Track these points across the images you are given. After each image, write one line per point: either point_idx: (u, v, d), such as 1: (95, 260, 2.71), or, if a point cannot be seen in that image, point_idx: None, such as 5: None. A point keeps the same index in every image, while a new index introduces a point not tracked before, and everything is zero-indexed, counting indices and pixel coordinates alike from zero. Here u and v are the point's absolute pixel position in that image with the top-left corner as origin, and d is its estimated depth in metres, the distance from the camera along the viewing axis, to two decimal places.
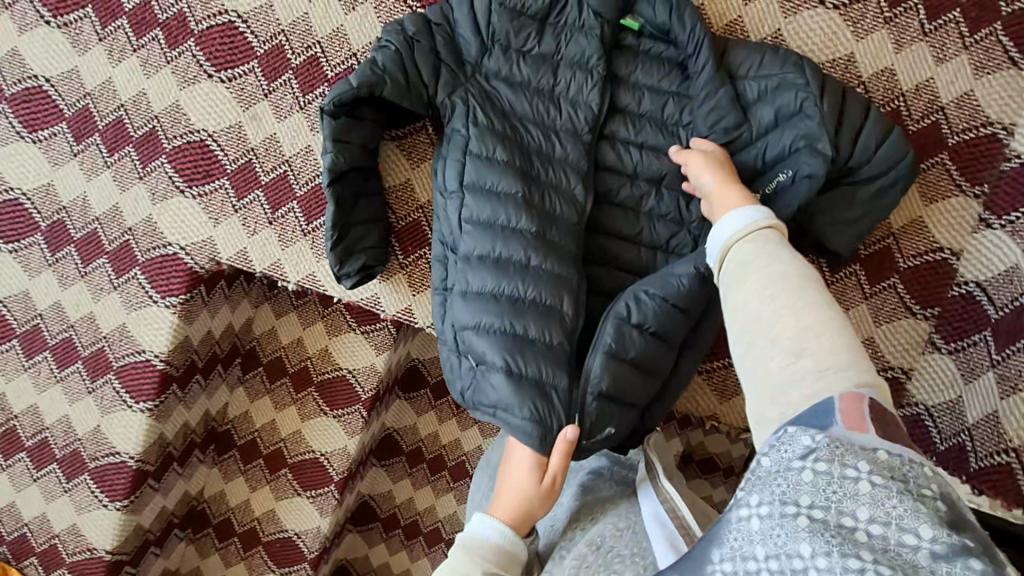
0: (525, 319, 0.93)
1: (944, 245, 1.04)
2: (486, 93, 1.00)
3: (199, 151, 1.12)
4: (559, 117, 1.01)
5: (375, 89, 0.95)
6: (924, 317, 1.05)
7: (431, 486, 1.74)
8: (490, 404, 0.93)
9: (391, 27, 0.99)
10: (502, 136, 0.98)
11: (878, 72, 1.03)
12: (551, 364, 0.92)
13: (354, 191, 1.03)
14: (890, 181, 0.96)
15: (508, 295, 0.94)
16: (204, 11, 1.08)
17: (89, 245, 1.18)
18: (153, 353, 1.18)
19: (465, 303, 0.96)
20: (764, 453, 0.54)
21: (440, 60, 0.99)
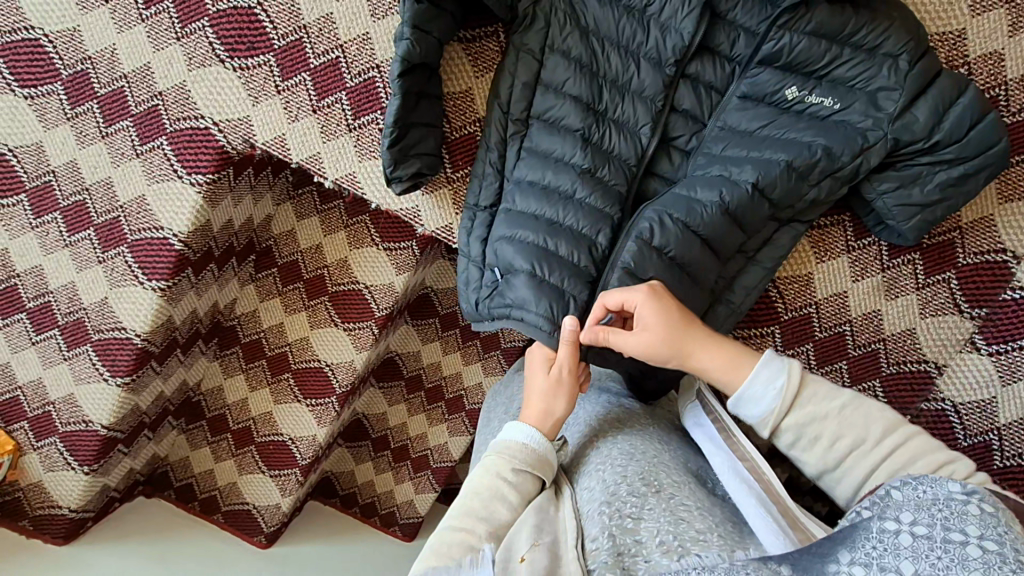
0: (559, 237, 0.93)
1: (1009, 248, 1.00)
2: (572, 5, 0.93)
3: (245, 18, 1.02)
4: (645, 45, 0.93)
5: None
6: (970, 317, 1.02)
7: (425, 413, 1.74)
8: (505, 304, 0.94)
9: None
10: (579, 60, 0.94)
11: (985, 54, 0.97)
12: (574, 283, 0.92)
13: (418, 91, 0.93)
14: (977, 166, 0.87)
15: (548, 217, 0.94)
16: None
17: (113, 103, 1.09)
18: (172, 232, 1.11)
19: (505, 218, 0.96)
20: (898, 486, 0.55)
21: None
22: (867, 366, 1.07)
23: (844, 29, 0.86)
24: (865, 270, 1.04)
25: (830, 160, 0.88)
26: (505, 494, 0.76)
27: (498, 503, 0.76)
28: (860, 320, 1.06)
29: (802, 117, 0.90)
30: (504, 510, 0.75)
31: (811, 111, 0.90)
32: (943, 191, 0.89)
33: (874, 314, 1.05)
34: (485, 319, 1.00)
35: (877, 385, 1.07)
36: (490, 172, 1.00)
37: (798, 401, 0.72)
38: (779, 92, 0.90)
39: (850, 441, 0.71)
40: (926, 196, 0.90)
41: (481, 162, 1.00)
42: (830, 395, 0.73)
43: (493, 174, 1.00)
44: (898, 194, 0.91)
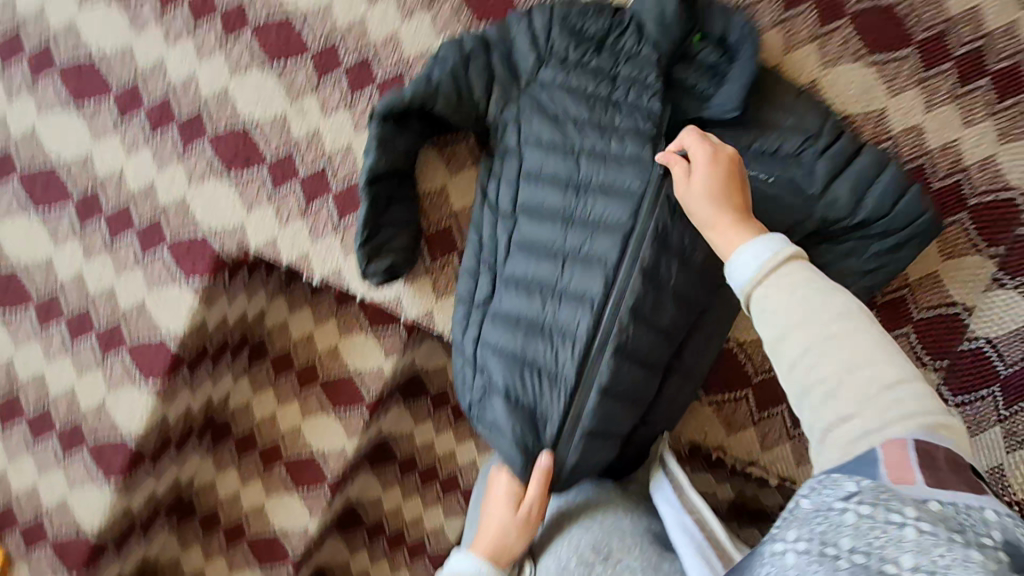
0: (536, 342, 0.95)
1: (958, 301, 1.07)
2: (543, 106, 1.00)
3: (241, 139, 1.14)
4: (614, 133, 0.96)
5: (428, 100, 0.99)
6: (933, 368, 1.08)
7: (419, 495, 1.72)
8: (489, 422, 0.98)
9: (449, 41, 1.01)
10: (551, 144, 0.99)
11: (908, 128, 1.07)
12: (551, 392, 0.94)
13: (388, 195, 1.05)
14: (907, 236, 0.95)
15: (528, 320, 0.96)
16: (264, 5, 1.12)
17: (119, 219, 1.18)
18: (169, 334, 1.18)
19: (490, 322, 1.00)
20: (804, 493, 0.57)
21: (494, 75, 1.01)
22: None
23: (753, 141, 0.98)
24: None
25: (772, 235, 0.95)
26: None
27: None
28: None
29: None
30: None
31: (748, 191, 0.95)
32: (880, 258, 0.97)
33: None
34: (478, 419, 1.01)
35: None
36: (482, 267, 1.04)
37: (773, 278, 0.68)
38: None
39: (827, 327, 0.65)
40: (865, 263, 0.98)
41: (474, 261, 1.06)
42: (814, 281, 0.67)
43: (483, 268, 1.04)
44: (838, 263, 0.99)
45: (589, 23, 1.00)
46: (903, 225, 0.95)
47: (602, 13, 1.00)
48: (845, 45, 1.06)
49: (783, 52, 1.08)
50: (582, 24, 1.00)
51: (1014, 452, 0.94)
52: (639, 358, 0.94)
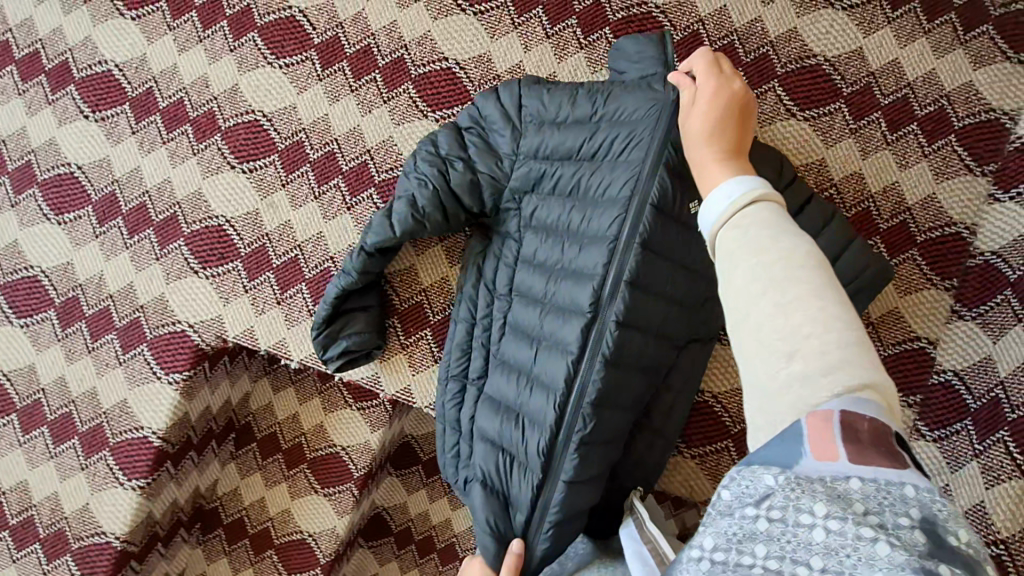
0: (508, 428, 1.00)
1: (922, 334, 1.09)
2: (522, 190, 1.03)
3: (216, 235, 1.19)
4: (586, 211, 0.96)
5: (415, 233, 1.04)
6: (908, 403, 1.07)
7: (418, 567, 1.66)
8: (468, 505, 1.04)
9: (431, 141, 1.06)
10: (546, 231, 1.01)
11: (847, 176, 1.12)
12: (523, 478, 0.98)
13: (347, 287, 1.10)
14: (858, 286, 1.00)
15: (510, 407, 1.01)
16: (232, 111, 1.20)
17: (99, 320, 1.21)
18: (151, 430, 1.19)
19: (483, 406, 1.05)
20: (725, 484, 0.50)
21: (479, 167, 1.04)
22: None
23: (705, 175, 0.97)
24: None
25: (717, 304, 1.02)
26: None
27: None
28: None
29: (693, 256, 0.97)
30: None
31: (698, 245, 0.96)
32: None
33: None
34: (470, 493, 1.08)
35: None
36: (476, 346, 1.08)
37: (740, 218, 0.56)
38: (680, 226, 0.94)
39: (791, 274, 0.51)
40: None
41: (465, 339, 1.10)
42: (784, 222, 0.54)
43: (479, 349, 1.08)
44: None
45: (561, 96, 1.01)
46: (849, 273, 1.01)
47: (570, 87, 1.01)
48: (778, 104, 1.13)
49: None
50: (552, 98, 1.01)
51: (998, 488, 0.96)
52: (604, 439, 0.97)
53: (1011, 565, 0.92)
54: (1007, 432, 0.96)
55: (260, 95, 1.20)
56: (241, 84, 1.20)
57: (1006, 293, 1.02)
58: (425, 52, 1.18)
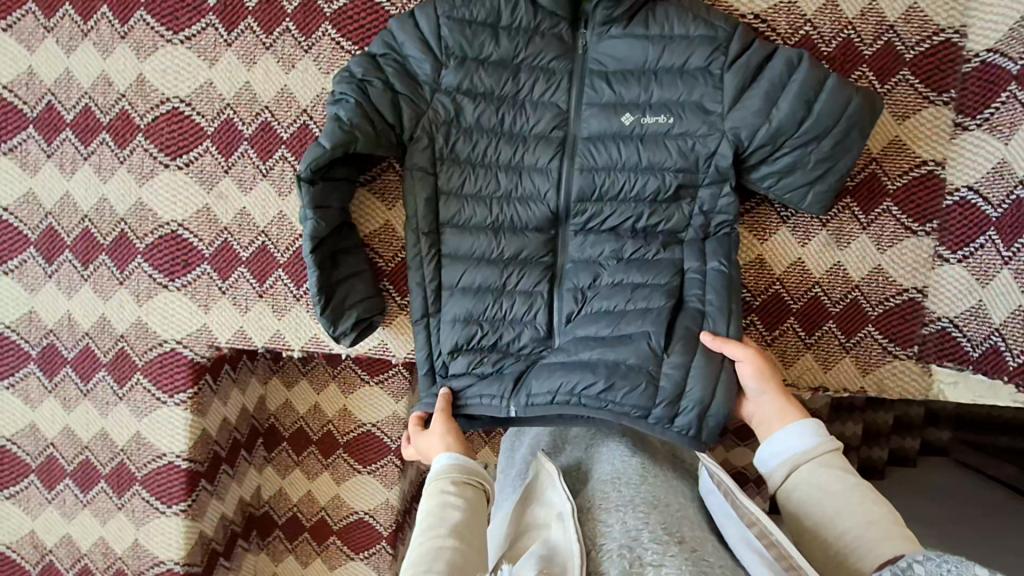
0: (501, 329, 1.02)
1: (928, 158, 1.03)
2: (452, 113, 1.00)
3: (174, 243, 1.10)
4: (529, 124, 1.01)
5: (349, 146, 0.96)
6: (926, 233, 1.03)
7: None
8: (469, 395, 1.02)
9: (341, 77, 0.99)
10: (468, 160, 1.01)
11: (821, 6, 1.02)
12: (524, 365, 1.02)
13: (335, 247, 1.04)
14: (843, 130, 0.94)
15: (489, 317, 1.03)
16: (146, 105, 1.08)
17: (84, 361, 1.15)
18: (175, 454, 1.16)
19: (451, 330, 1.03)
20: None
21: (397, 93, 0.99)
22: (853, 317, 1.05)
23: (647, 60, 0.99)
24: (808, 233, 1.05)
25: (689, 175, 0.99)
26: (453, 500, 0.79)
27: (451, 512, 0.77)
28: (826, 276, 1.05)
29: (646, 138, 0.99)
30: (456, 513, 0.77)
31: (651, 129, 0.99)
32: (822, 164, 0.96)
33: (835, 267, 1.05)
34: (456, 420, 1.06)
35: (871, 330, 1.05)
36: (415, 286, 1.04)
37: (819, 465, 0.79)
38: (618, 123, 0.99)
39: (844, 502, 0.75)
40: (809, 174, 0.96)
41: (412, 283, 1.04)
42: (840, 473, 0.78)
43: (429, 285, 1.03)
44: (783, 180, 0.98)
45: (477, 12, 0.99)
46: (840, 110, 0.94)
47: None
48: None
49: None
50: (470, 12, 0.99)
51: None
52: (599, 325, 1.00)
53: None
54: None
55: (170, 79, 1.08)
56: (146, 73, 1.08)
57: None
58: None
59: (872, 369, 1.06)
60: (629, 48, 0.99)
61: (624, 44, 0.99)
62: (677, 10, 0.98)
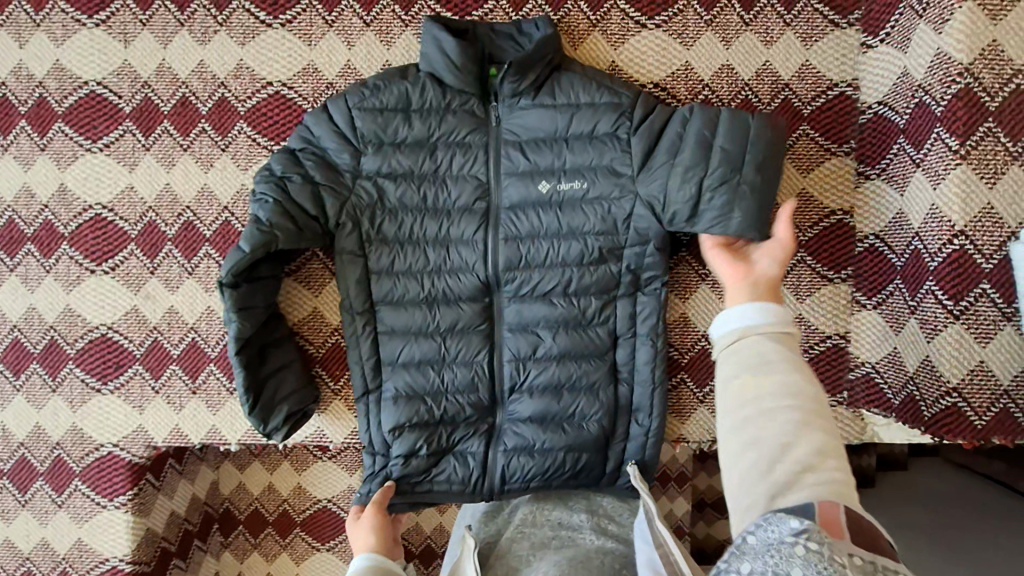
0: (443, 402, 1.01)
1: (836, 207, 1.05)
2: (374, 195, 0.99)
3: (104, 346, 1.11)
4: (451, 199, 0.99)
5: (270, 245, 0.95)
6: (842, 280, 1.06)
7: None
8: (420, 469, 1.02)
9: (261, 176, 0.99)
10: (396, 239, 1.00)
11: (717, 71, 1.06)
12: (469, 437, 1.02)
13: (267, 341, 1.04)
14: None
15: (430, 392, 1.01)
16: (69, 213, 1.10)
17: (21, 472, 1.14)
18: (119, 558, 1.14)
19: (393, 407, 1.02)
20: (750, 530, 0.53)
21: (317, 183, 0.98)
22: None
23: (558, 126, 0.99)
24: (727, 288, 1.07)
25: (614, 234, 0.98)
26: None
27: None
28: None
29: (566, 203, 0.98)
30: None
31: (569, 194, 0.98)
32: None
33: None
34: (407, 496, 1.03)
35: None
36: (353, 366, 1.03)
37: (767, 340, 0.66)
38: (538, 191, 0.98)
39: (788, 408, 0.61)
40: None
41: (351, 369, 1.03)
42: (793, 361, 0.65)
43: (366, 363, 1.02)
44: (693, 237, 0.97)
45: (387, 98, 1.00)
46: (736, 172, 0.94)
47: (393, 84, 1.00)
48: (625, 20, 1.06)
49: (573, 48, 1.07)
50: (381, 101, 1.00)
51: (990, 345, 0.87)
52: (539, 392, 1.00)
53: (969, 410, 0.88)
54: (932, 281, 0.90)
55: (91, 187, 1.09)
56: (67, 182, 1.09)
57: (937, 129, 0.89)
58: (246, 83, 1.08)
59: None
60: (538, 117, 0.99)
61: (533, 114, 0.99)
62: (581, 81, 0.99)
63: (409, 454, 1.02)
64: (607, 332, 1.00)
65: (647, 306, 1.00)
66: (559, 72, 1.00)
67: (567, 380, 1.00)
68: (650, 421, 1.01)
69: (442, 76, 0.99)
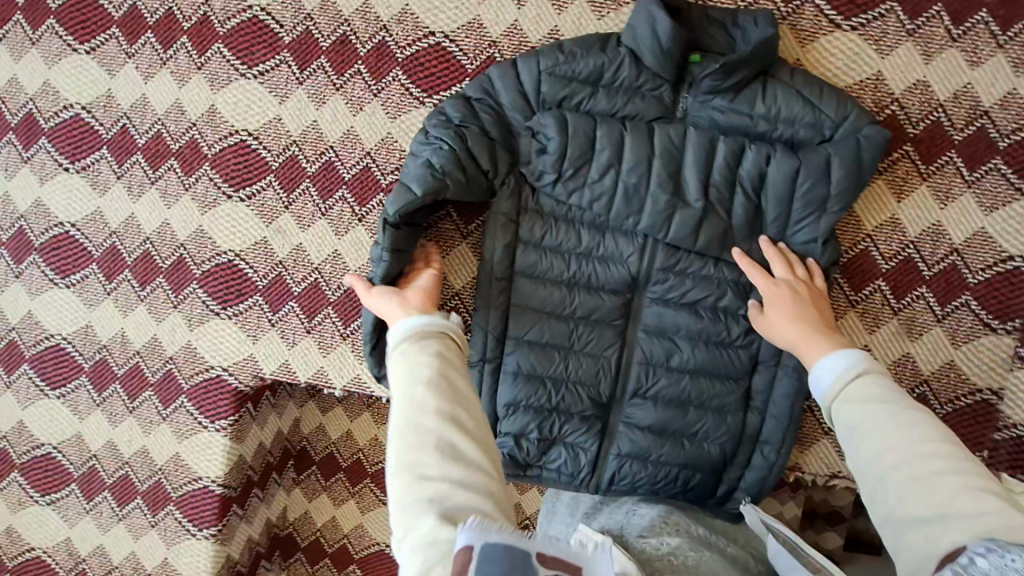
0: (563, 390, 1.01)
1: (1016, 254, 0.97)
2: None
3: (229, 272, 1.12)
4: None
5: (440, 193, 0.93)
6: (1007, 332, 0.98)
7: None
8: (527, 451, 1.03)
9: (436, 119, 0.97)
10: (553, 215, 0.99)
11: (910, 87, 0.98)
12: (582, 430, 1.02)
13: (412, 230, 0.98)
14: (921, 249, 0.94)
15: (551, 377, 1.01)
16: (215, 135, 1.10)
17: (132, 379, 1.17)
18: (211, 479, 1.17)
19: (512, 384, 1.01)
20: (981, 552, 0.52)
21: (493, 138, 0.97)
22: None
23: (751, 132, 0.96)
24: (878, 321, 1.00)
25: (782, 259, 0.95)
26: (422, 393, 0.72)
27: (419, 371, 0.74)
28: (894, 367, 1.00)
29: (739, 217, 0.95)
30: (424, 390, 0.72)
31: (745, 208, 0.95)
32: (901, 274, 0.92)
33: (904, 359, 1.00)
34: (509, 473, 1.05)
35: None
36: (477, 331, 1.02)
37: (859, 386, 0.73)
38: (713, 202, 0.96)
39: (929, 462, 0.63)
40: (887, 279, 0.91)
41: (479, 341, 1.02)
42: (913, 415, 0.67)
43: (492, 333, 1.01)
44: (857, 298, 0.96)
45: (579, 65, 0.96)
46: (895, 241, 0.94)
47: (591, 52, 0.96)
48: (819, 17, 0.98)
49: None
50: (572, 69, 0.96)
51: None
52: (664, 401, 1.00)
53: None
54: None
55: (241, 112, 1.09)
56: (217, 104, 1.09)
57: None
58: (408, 29, 1.05)
59: None
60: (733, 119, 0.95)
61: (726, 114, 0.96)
62: (786, 90, 0.95)
63: (519, 434, 1.02)
64: (748, 356, 0.99)
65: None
66: (765, 79, 0.96)
67: (696, 397, 1.00)
68: (776, 455, 1.00)
69: (643, 54, 0.95)
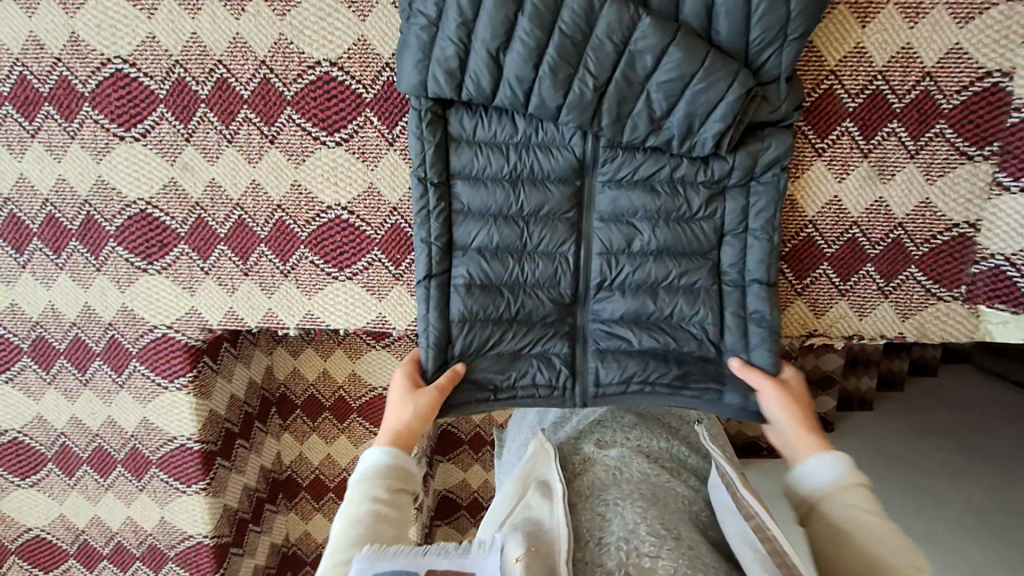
0: (521, 295, 0.95)
1: (994, 68, 0.87)
2: None
3: (146, 223, 1.02)
4: None
5: None
6: (984, 158, 0.90)
7: (479, 462, 1.56)
8: (496, 370, 0.96)
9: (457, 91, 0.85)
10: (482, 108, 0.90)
11: None
12: (550, 335, 0.96)
13: None
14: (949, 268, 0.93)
15: (508, 282, 0.94)
16: (86, 69, 0.95)
17: (77, 351, 1.11)
18: (186, 437, 1.14)
19: (468, 297, 0.94)
20: None
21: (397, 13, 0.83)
22: (895, 259, 0.95)
23: None
24: (846, 166, 0.92)
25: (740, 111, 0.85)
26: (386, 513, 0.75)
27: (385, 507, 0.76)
28: (866, 215, 0.94)
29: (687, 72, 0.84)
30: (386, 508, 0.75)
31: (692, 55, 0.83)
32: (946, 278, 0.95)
33: (877, 204, 0.93)
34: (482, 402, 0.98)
35: (915, 273, 0.95)
36: (421, 247, 0.94)
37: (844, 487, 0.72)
38: None
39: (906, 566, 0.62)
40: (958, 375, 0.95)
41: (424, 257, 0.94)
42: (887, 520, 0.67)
43: (437, 245, 0.93)
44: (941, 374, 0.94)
45: None
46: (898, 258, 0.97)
47: None
48: None
49: None
50: None
51: None
52: (630, 288, 0.94)
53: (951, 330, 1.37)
54: None
55: (107, 36, 0.94)
56: (78, 30, 0.94)
57: None
58: None
59: (913, 314, 0.97)
60: None
61: None
62: None
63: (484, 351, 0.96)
64: (712, 227, 0.92)
65: (762, 197, 0.90)
66: None
67: (663, 279, 0.93)
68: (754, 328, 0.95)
69: None
